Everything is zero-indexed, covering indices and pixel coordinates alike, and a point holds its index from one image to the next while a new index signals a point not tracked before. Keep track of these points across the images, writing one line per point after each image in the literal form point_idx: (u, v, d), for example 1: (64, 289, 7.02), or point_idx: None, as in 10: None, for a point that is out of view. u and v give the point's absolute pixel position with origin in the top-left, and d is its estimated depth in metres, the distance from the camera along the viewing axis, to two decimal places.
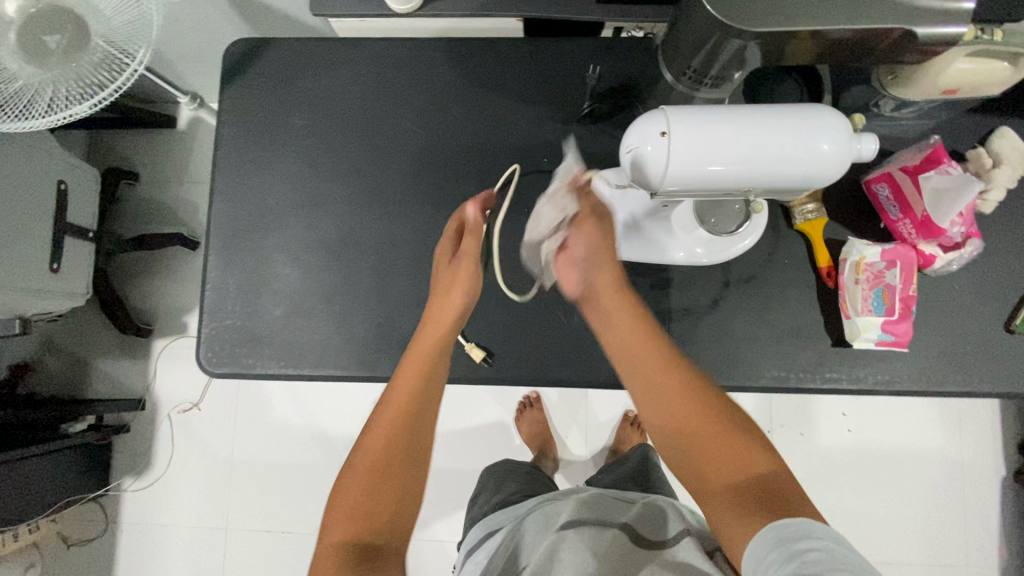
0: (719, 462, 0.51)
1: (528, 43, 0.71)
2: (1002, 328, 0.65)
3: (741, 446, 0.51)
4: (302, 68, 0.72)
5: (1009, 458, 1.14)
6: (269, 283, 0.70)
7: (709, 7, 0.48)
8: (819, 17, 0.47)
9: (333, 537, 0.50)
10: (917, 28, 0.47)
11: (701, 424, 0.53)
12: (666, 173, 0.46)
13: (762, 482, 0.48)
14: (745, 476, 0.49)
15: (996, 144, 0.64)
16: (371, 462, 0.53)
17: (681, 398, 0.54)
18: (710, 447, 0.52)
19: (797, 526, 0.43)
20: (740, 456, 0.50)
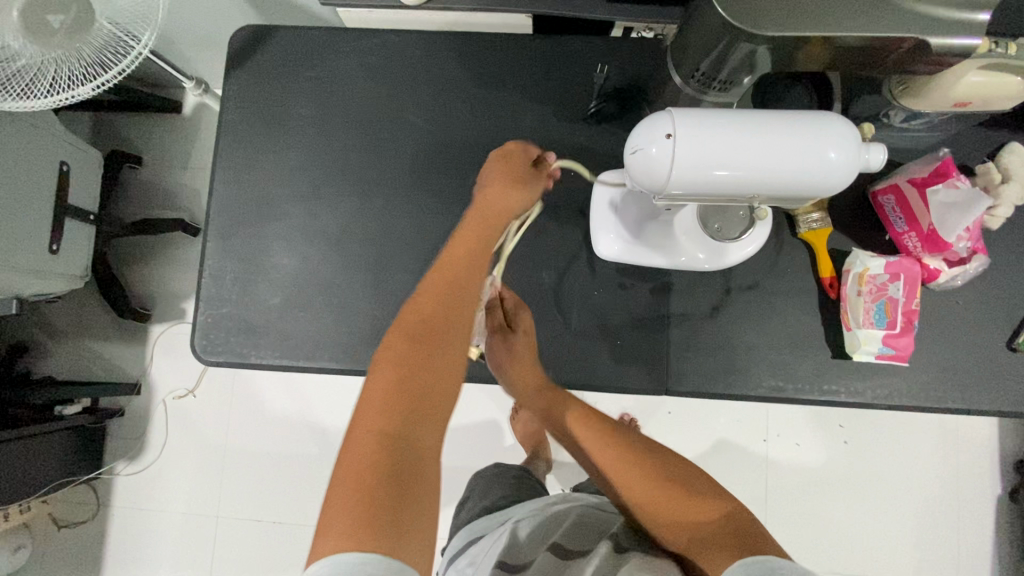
0: (684, 510, 0.52)
1: (536, 40, 0.71)
2: (1004, 346, 0.64)
3: (700, 491, 0.53)
4: (309, 58, 0.72)
5: (1005, 477, 1.13)
6: (267, 273, 0.69)
7: (720, 9, 0.47)
8: (831, 24, 0.46)
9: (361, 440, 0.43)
10: (930, 37, 0.46)
11: (656, 481, 0.56)
12: (670, 177, 0.45)
13: (719, 521, 0.50)
14: (708, 522, 0.51)
15: (1005, 159, 0.63)
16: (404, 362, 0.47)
17: (633, 470, 0.57)
18: (664, 499, 0.54)
19: (763, 563, 0.43)
20: (694, 507, 0.52)
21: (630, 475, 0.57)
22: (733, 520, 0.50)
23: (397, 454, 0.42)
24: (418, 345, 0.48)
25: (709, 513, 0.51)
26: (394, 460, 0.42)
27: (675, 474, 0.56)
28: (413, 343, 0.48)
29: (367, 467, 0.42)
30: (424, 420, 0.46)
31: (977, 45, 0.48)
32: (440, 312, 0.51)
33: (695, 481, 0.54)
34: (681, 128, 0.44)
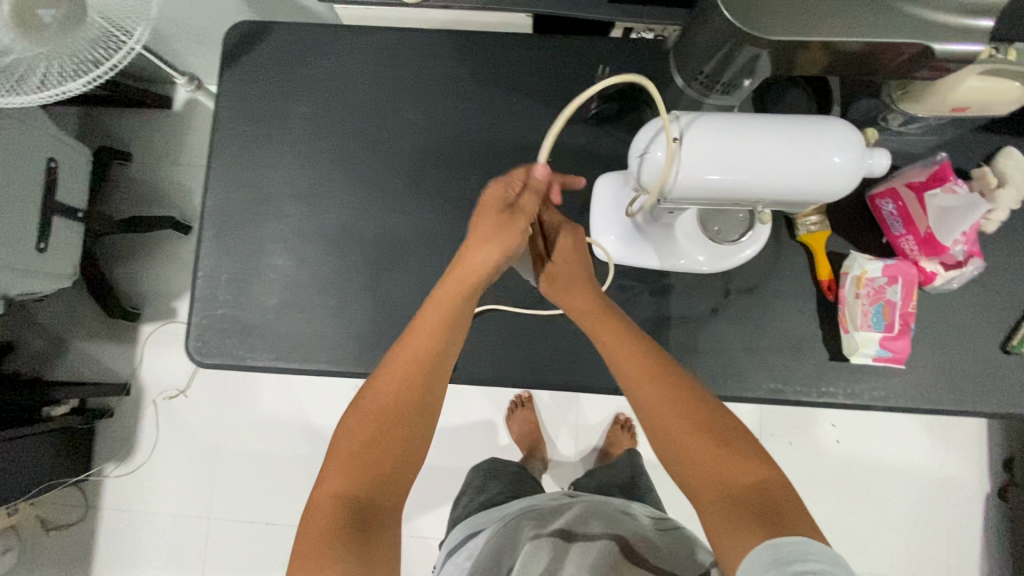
0: (726, 468, 0.49)
1: (535, 40, 0.70)
2: (999, 348, 0.65)
3: (748, 454, 0.50)
4: (305, 55, 0.71)
5: (993, 474, 1.15)
6: (263, 273, 0.68)
7: (725, 12, 0.47)
8: (835, 28, 0.46)
9: (326, 499, 0.46)
10: (933, 43, 0.47)
11: (700, 435, 0.51)
12: (676, 181, 0.45)
13: (765, 492, 0.47)
14: (746, 486, 0.47)
15: (1002, 163, 0.63)
16: (383, 403, 0.51)
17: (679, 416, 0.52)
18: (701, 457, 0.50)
19: (793, 546, 0.40)
20: (732, 468, 0.49)
21: (670, 417, 0.53)
22: (768, 487, 0.47)
23: (361, 503, 0.46)
24: (396, 397, 0.52)
25: (749, 476, 0.48)
26: (364, 508, 0.46)
27: (720, 429, 0.52)
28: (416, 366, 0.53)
29: (333, 520, 0.44)
30: (387, 471, 0.49)
31: (981, 52, 0.48)
32: (424, 358, 0.53)
33: (739, 439, 0.51)
34: (687, 133, 0.44)
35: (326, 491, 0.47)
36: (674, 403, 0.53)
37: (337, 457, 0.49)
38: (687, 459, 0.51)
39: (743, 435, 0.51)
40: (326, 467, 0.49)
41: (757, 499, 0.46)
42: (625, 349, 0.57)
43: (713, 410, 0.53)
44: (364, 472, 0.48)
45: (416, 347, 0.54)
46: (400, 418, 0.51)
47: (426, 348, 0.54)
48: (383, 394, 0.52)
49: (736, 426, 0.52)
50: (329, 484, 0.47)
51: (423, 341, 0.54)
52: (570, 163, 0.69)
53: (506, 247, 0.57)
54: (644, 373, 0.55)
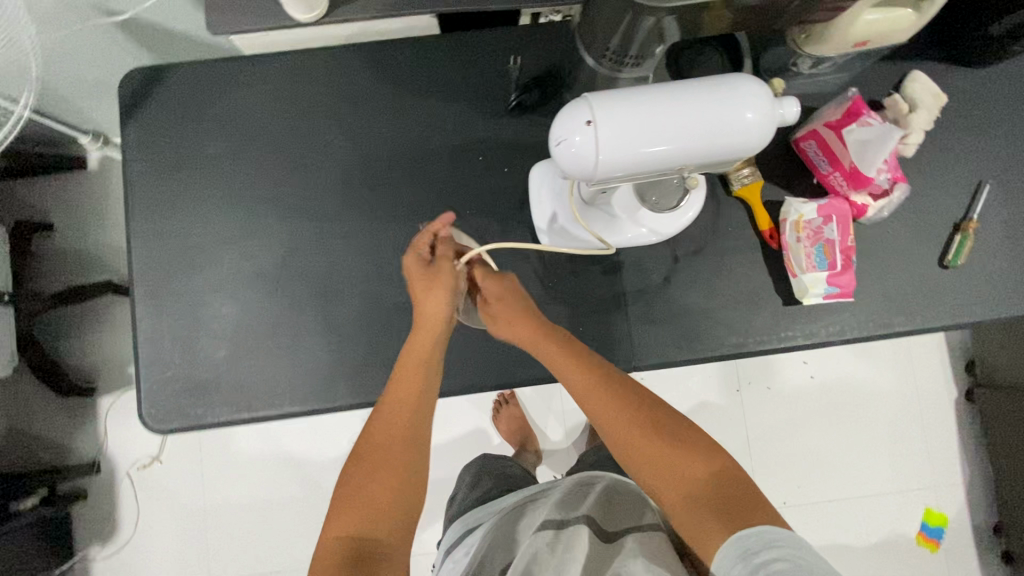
0: (681, 468, 0.53)
1: (442, 40, 0.69)
2: (937, 265, 0.68)
3: (699, 447, 0.54)
4: (209, 93, 0.68)
5: (959, 379, 1.21)
6: (207, 326, 0.65)
7: None
8: None
9: (332, 541, 0.52)
10: None
11: (652, 441, 0.54)
12: (597, 164, 0.44)
13: (722, 485, 0.52)
14: (704, 483, 0.52)
15: (910, 90, 0.67)
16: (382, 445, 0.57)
17: (634, 425, 0.55)
18: (661, 457, 0.53)
19: (757, 536, 0.46)
20: (692, 465, 0.53)
21: (627, 429, 0.55)
22: (719, 480, 0.52)
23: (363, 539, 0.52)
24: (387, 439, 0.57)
25: (706, 471, 0.53)
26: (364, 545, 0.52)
27: (670, 427, 0.55)
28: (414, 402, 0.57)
29: (341, 556, 0.51)
30: (394, 509, 0.54)
31: None
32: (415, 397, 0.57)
33: (692, 439, 0.54)
34: (601, 115, 0.43)
35: (330, 534, 0.53)
36: (628, 421, 0.55)
37: (338, 505, 0.54)
38: (651, 470, 0.54)
39: (693, 431, 0.55)
40: (332, 513, 0.54)
41: (713, 494, 0.51)
42: (578, 372, 0.57)
43: (659, 411, 0.56)
44: (367, 511, 0.54)
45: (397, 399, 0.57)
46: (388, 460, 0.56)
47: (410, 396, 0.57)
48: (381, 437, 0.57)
49: (687, 425, 0.56)
50: (336, 525, 0.53)
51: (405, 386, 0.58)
52: (501, 158, 0.68)
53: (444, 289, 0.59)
54: (596, 387, 0.56)
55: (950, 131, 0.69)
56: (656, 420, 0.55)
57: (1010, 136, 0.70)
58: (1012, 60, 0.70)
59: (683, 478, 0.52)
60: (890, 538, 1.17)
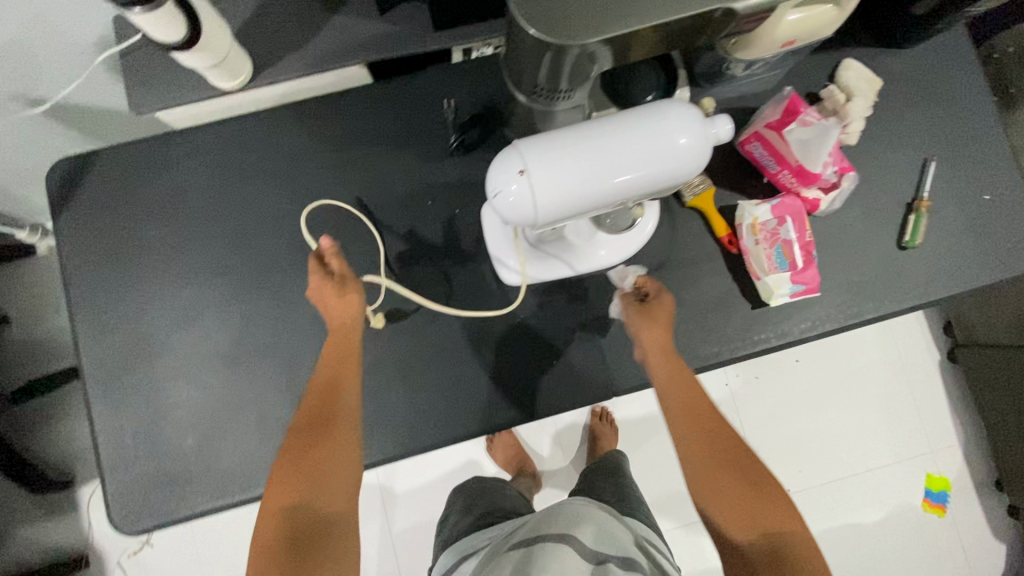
0: (752, 513, 0.53)
1: (374, 89, 0.68)
2: (896, 248, 0.68)
3: (772, 508, 0.53)
4: (140, 175, 0.66)
5: (939, 341, 1.23)
6: (169, 415, 0.63)
7: (525, 27, 0.44)
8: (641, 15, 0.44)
9: (272, 512, 0.50)
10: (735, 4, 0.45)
11: (736, 478, 0.55)
12: (537, 210, 0.43)
13: (785, 546, 0.51)
14: (765, 537, 0.52)
15: (844, 78, 0.68)
16: (315, 418, 0.54)
17: (717, 454, 0.56)
18: (734, 494, 0.54)
19: None
20: (763, 516, 0.53)
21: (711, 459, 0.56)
22: (780, 543, 0.51)
23: (305, 517, 0.50)
24: (320, 411, 0.55)
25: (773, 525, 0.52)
26: (307, 527, 0.49)
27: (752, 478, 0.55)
28: (336, 364, 0.57)
29: (278, 536, 0.48)
30: (331, 480, 0.52)
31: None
32: (339, 366, 0.57)
33: (777, 497, 0.54)
34: (531, 161, 0.42)
35: (270, 507, 0.50)
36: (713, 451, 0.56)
37: (281, 471, 0.52)
38: (723, 505, 0.54)
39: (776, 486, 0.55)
40: (272, 484, 0.52)
41: (768, 550, 0.51)
42: (678, 392, 0.59)
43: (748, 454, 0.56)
44: (305, 482, 0.51)
45: (325, 370, 0.57)
46: (323, 437, 0.53)
47: (336, 366, 0.57)
48: (314, 411, 0.55)
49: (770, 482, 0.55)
50: (275, 496, 0.51)
51: (333, 363, 0.57)
52: (450, 200, 0.67)
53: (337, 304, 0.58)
54: (685, 409, 0.58)
55: (887, 114, 0.70)
56: (740, 461, 0.56)
57: (945, 110, 0.71)
58: (936, 38, 0.71)
59: (747, 525, 0.53)
60: (895, 509, 1.17)
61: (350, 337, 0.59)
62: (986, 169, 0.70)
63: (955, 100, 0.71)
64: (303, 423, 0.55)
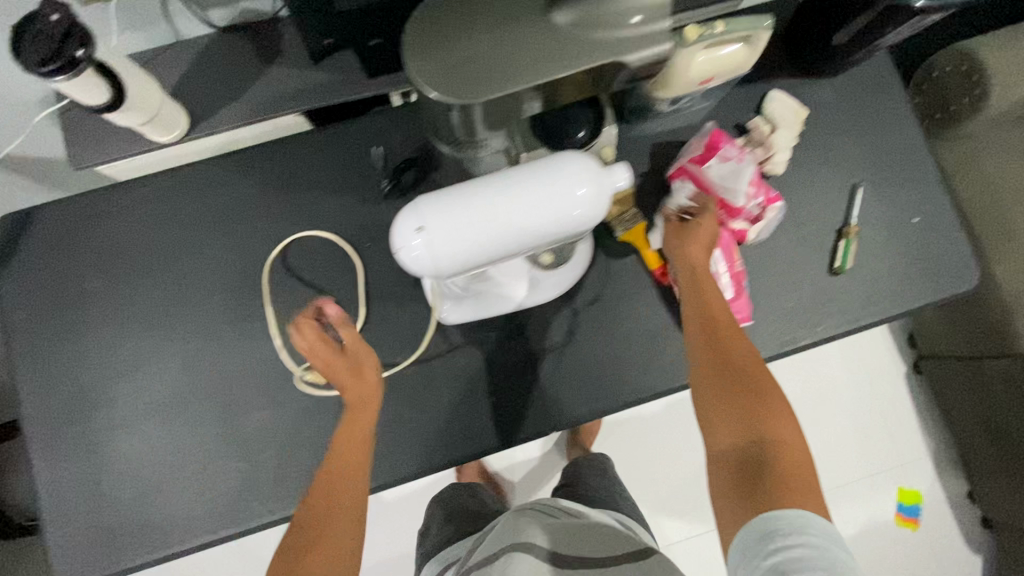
0: (742, 418, 0.53)
1: (310, 137, 0.69)
2: (827, 273, 0.69)
3: (772, 418, 0.52)
4: (81, 229, 0.67)
5: (904, 353, 1.24)
6: (111, 467, 0.63)
7: (426, 87, 0.45)
8: (533, 71, 0.45)
9: None
10: (623, 54, 0.45)
11: (737, 385, 0.54)
12: (438, 266, 0.44)
13: (771, 452, 0.50)
14: (751, 442, 0.51)
15: (770, 109, 0.70)
16: (321, 504, 0.53)
17: (720, 360, 0.56)
18: (731, 399, 0.54)
19: (788, 520, 0.44)
20: (753, 421, 0.52)
21: (716, 371, 0.56)
22: (768, 450, 0.50)
23: None
24: (330, 499, 0.53)
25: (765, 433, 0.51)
26: None
27: (757, 390, 0.54)
28: (355, 455, 0.55)
29: None
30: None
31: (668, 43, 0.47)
32: (356, 457, 0.55)
33: (774, 408, 0.53)
34: (429, 220, 0.43)
35: None
36: (717, 359, 0.56)
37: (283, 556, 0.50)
38: (716, 410, 0.55)
39: (776, 399, 0.53)
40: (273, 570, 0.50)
41: (751, 453, 0.51)
42: (693, 301, 0.60)
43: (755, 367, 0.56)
44: None
45: (342, 455, 0.55)
46: (328, 531, 0.51)
47: (350, 454, 0.55)
48: (321, 497, 0.53)
49: (776, 397, 0.54)
50: None
51: (348, 450, 0.55)
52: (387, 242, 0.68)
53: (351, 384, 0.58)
54: (697, 315, 0.59)
55: (816, 142, 0.72)
56: (744, 368, 0.55)
57: (873, 136, 0.72)
58: (860, 66, 0.73)
59: (736, 431, 0.53)
60: (868, 524, 1.17)
61: (365, 424, 0.57)
62: (915, 193, 0.71)
63: (882, 125, 0.72)
64: (310, 510, 0.53)
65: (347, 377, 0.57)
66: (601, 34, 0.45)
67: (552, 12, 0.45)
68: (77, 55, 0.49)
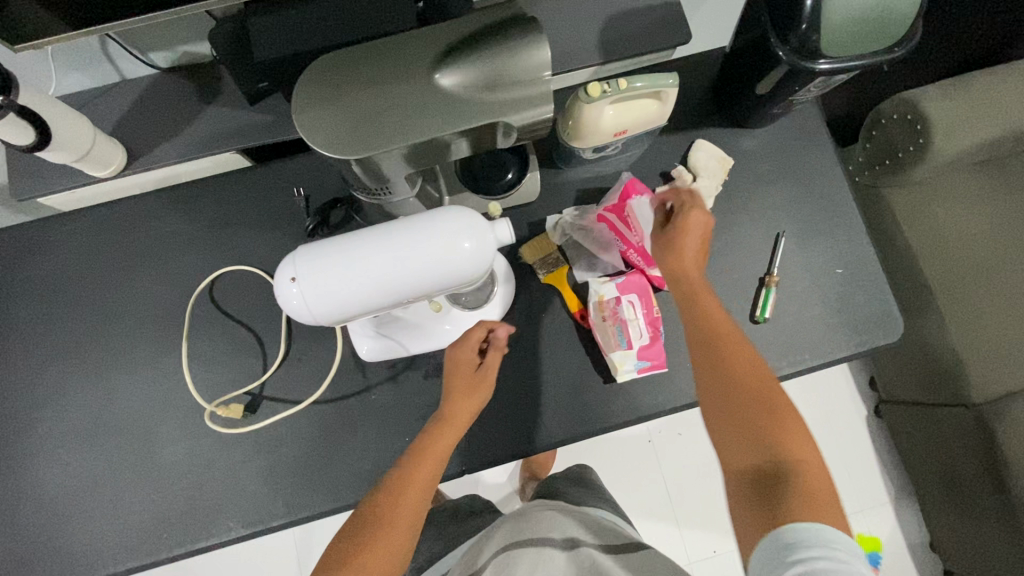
0: (752, 428, 0.48)
1: (244, 175, 0.71)
2: (749, 321, 0.69)
3: (787, 429, 0.47)
4: (17, 259, 0.69)
5: (866, 396, 1.23)
6: (25, 495, 0.64)
7: (313, 143, 0.46)
8: (416, 129, 0.47)
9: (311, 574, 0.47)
10: (504, 115, 0.48)
11: (745, 392, 0.50)
12: (315, 313, 0.46)
13: (787, 465, 0.45)
14: (767, 454, 0.46)
15: (696, 157, 0.71)
16: (394, 490, 0.51)
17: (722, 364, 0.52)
18: (739, 407, 0.49)
19: (815, 533, 0.40)
20: (766, 432, 0.47)
21: (720, 385, 0.51)
22: (784, 463, 0.45)
23: None
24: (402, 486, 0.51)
25: (779, 444, 0.47)
26: None
27: (766, 400, 0.49)
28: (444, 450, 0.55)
29: None
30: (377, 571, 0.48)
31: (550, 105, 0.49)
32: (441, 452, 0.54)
33: (785, 417, 0.48)
34: (303, 271, 0.45)
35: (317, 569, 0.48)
36: (719, 364, 0.52)
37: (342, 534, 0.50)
38: (723, 419, 0.50)
39: (789, 409, 0.49)
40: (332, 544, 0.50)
41: (763, 467, 0.46)
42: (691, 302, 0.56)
43: (758, 375, 0.51)
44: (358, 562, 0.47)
45: (429, 448, 0.54)
46: (393, 521, 0.50)
47: (434, 452, 0.54)
48: (398, 483, 0.52)
49: (786, 404, 0.49)
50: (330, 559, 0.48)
51: (436, 444, 0.54)
52: None
53: (470, 397, 0.57)
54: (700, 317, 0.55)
55: (741, 192, 0.73)
56: (752, 374, 0.51)
57: (799, 187, 0.73)
58: (787, 119, 0.74)
59: (748, 443, 0.48)
60: None
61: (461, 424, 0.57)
62: (840, 244, 0.72)
63: (810, 176, 0.73)
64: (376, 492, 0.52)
65: (471, 391, 0.58)
66: (483, 96, 0.48)
67: (437, 74, 0.48)
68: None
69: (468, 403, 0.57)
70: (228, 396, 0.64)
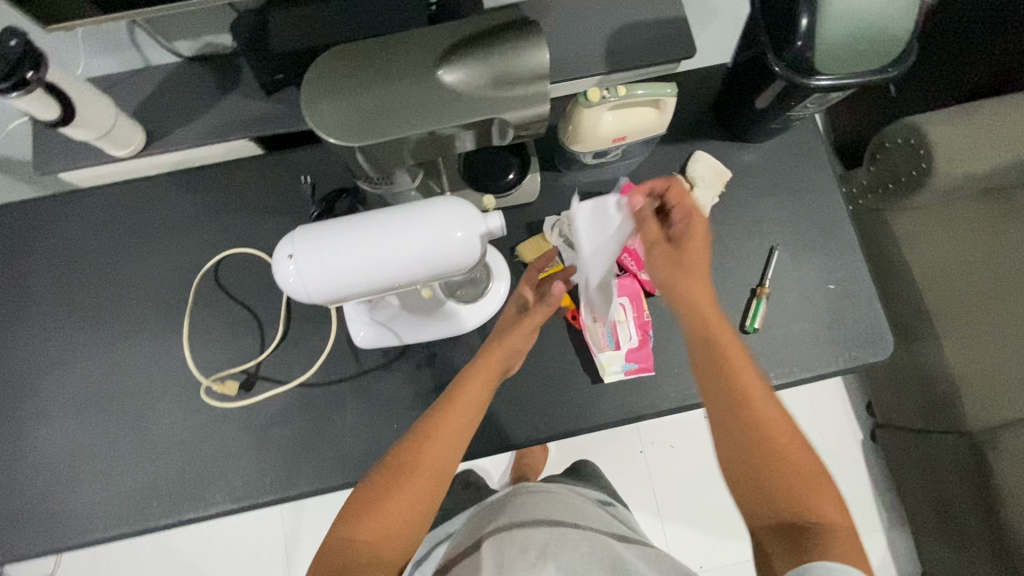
0: (775, 482, 0.48)
1: (256, 162, 0.74)
2: (739, 331, 0.69)
3: (809, 485, 0.47)
4: (35, 230, 0.73)
5: (862, 421, 1.23)
6: (23, 457, 0.66)
7: (316, 129, 0.49)
8: (416, 121, 0.49)
9: (335, 538, 0.48)
10: (501, 112, 0.50)
11: (763, 445, 0.49)
12: (308, 291, 0.48)
13: (814, 521, 0.46)
14: (795, 511, 0.47)
15: (695, 168, 0.72)
16: (416, 451, 0.51)
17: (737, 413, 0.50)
18: (756, 462, 0.48)
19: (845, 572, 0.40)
20: (789, 488, 0.47)
21: (736, 440, 0.50)
22: (811, 522, 0.46)
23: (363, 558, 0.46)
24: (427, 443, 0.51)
25: (803, 501, 0.47)
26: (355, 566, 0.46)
27: (782, 456, 0.48)
28: (486, 391, 0.56)
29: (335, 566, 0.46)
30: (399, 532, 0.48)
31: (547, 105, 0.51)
32: (474, 398, 0.55)
33: (806, 469, 0.48)
34: (300, 249, 0.47)
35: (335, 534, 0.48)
36: (734, 412, 0.50)
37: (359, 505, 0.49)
38: (738, 472, 0.50)
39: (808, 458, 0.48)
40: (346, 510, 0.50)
41: (788, 525, 0.46)
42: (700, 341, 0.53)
43: (775, 422, 0.49)
44: (379, 526, 0.47)
45: (467, 394, 0.55)
46: (417, 482, 0.50)
47: (470, 400, 0.54)
48: (417, 447, 0.51)
49: (806, 454, 0.49)
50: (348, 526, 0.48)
51: (472, 391, 0.55)
52: None
53: (511, 340, 0.59)
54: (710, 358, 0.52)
55: (736, 204, 0.74)
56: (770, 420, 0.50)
57: (796, 203, 0.74)
58: (786, 136, 0.76)
59: (774, 500, 0.48)
60: None
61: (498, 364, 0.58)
62: (834, 261, 0.72)
63: (807, 193, 0.74)
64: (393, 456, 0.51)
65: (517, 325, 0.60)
66: (482, 93, 0.50)
67: (440, 71, 0.50)
68: (27, 76, 0.55)
69: (510, 342, 0.59)
70: (224, 372, 0.66)
